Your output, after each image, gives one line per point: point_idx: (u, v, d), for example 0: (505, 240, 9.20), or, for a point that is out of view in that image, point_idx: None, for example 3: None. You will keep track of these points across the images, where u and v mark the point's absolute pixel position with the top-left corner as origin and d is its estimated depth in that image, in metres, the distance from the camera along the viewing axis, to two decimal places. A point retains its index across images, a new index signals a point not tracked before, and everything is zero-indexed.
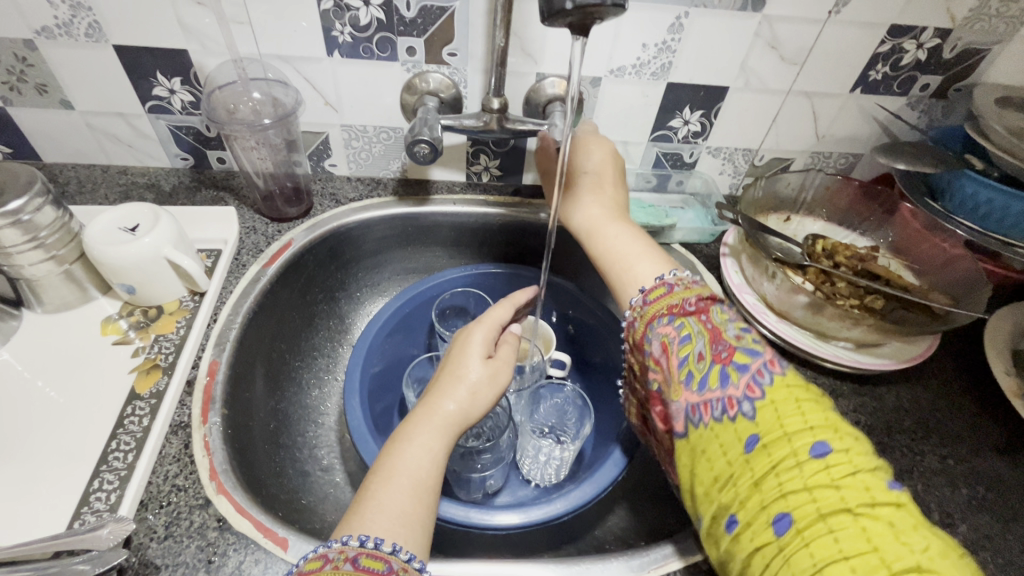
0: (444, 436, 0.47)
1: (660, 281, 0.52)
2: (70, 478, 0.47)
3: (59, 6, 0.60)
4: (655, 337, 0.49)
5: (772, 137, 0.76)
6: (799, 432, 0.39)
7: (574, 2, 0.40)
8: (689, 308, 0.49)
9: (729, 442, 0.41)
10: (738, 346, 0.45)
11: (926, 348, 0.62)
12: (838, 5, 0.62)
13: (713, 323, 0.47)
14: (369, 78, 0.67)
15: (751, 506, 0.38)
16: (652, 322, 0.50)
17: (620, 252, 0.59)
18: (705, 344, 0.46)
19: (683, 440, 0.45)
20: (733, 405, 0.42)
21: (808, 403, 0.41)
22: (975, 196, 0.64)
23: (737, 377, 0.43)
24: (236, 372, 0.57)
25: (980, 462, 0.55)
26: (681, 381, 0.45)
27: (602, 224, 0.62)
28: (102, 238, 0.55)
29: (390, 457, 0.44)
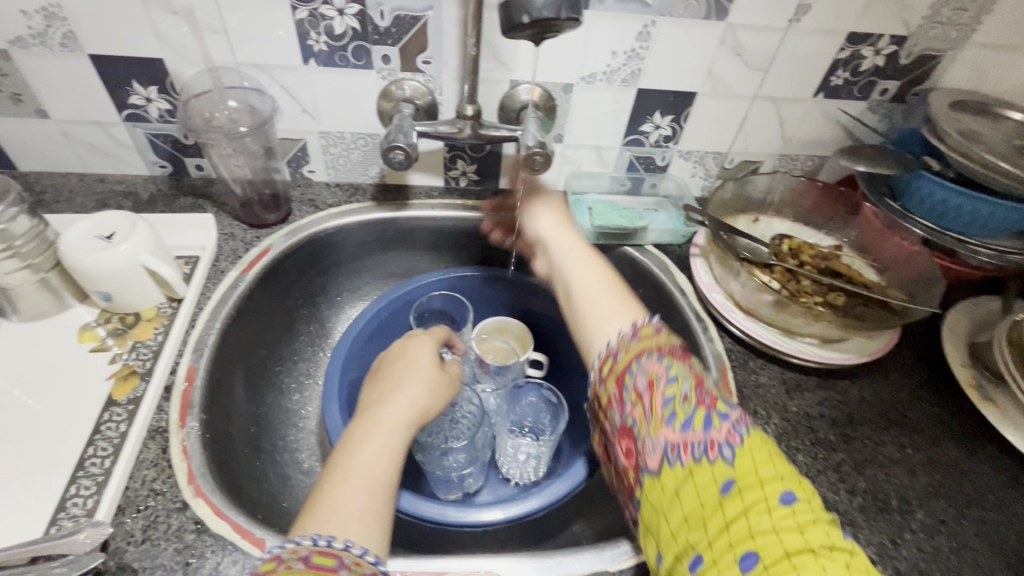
0: (401, 434, 0.49)
1: (651, 320, 0.51)
2: (46, 485, 0.48)
3: (33, 16, 0.60)
4: (640, 373, 0.46)
5: (741, 140, 0.78)
6: (770, 479, 0.39)
7: (529, 18, 0.43)
8: (677, 353, 0.48)
9: (705, 484, 0.40)
10: (719, 397, 0.45)
11: (887, 343, 0.64)
12: (797, 14, 0.65)
13: (697, 371, 0.47)
14: (345, 85, 0.68)
15: (720, 546, 0.38)
16: (639, 356, 0.48)
17: (595, 292, 0.58)
18: (690, 388, 0.44)
19: (655, 477, 0.43)
20: (714, 448, 0.41)
21: (777, 455, 0.42)
22: (932, 196, 0.66)
23: (719, 421, 0.42)
24: (214, 377, 0.58)
25: (937, 451, 0.58)
26: (663, 419, 0.44)
27: (580, 267, 0.62)
28: (79, 246, 0.56)
29: (347, 456, 0.45)
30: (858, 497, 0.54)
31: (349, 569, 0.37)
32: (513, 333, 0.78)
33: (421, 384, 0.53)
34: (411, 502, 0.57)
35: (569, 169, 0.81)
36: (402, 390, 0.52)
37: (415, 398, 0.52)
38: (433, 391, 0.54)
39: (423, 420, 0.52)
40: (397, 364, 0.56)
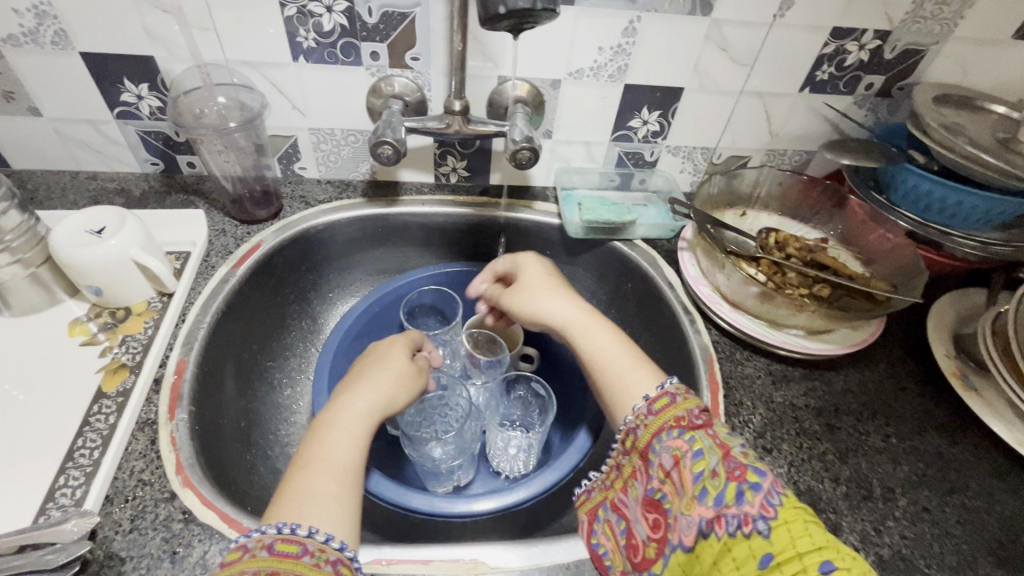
0: (365, 420, 0.49)
1: (662, 389, 0.51)
2: (35, 476, 0.48)
3: (25, 15, 0.61)
4: (664, 451, 0.48)
5: (729, 135, 0.79)
6: (808, 550, 0.39)
7: (506, 7, 0.43)
8: (697, 422, 0.48)
9: (743, 559, 0.40)
10: (748, 464, 0.45)
11: (872, 334, 0.64)
12: (782, 9, 0.66)
13: (722, 439, 0.47)
14: (334, 82, 0.69)
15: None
16: (659, 433, 0.49)
17: (616, 359, 0.56)
18: (718, 462, 0.45)
19: (690, 553, 0.44)
20: (748, 522, 0.41)
21: (815, 522, 0.41)
22: (917, 189, 0.67)
23: (751, 494, 0.42)
24: (204, 371, 0.58)
25: (922, 441, 0.58)
26: (694, 495, 0.44)
27: (596, 329, 0.59)
28: (69, 241, 0.56)
29: (312, 446, 0.46)
30: (842, 485, 0.54)
31: (313, 554, 0.38)
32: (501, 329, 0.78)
33: (386, 376, 0.54)
34: (397, 493, 0.58)
35: (559, 165, 0.81)
36: (367, 381, 0.53)
37: (381, 387, 0.53)
38: (400, 383, 0.54)
39: (388, 411, 0.52)
40: (366, 359, 0.57)
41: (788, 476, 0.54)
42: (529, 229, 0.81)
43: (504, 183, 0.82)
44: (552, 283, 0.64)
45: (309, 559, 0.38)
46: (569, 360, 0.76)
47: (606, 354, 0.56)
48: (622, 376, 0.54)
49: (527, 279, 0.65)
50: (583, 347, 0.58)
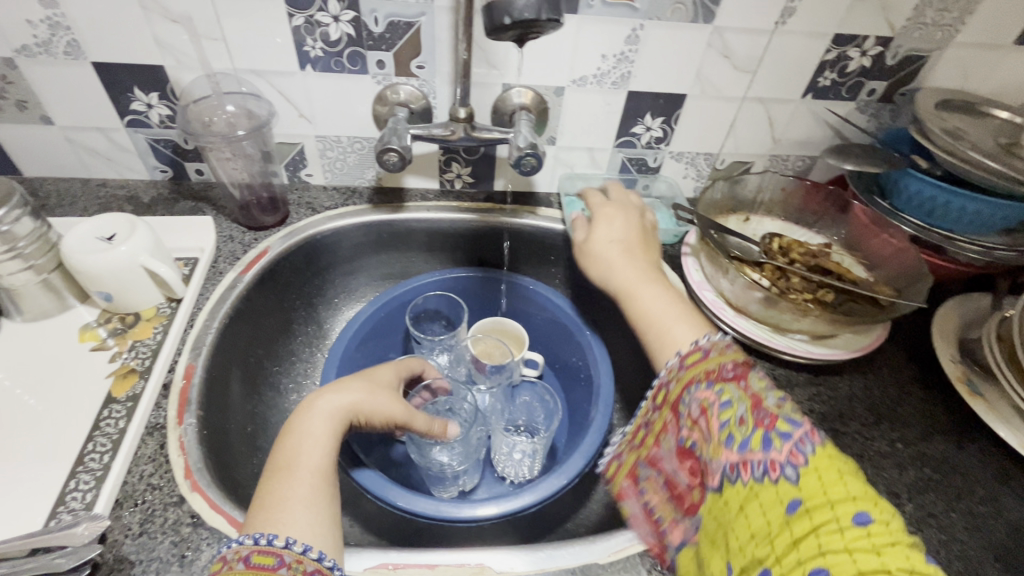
0: (328, 420, 0.49)
1: (695, 345, 0.51)
2: (45, 480, 0.49)
3: (38, 26, 0.62)
4: (692, 401, 0.47)
5: (731, 141, 0.80)
6: (841, 500, 0.38)
7: (512, 19, 0.44)
8: (728, 375, 0.47)
9: (769, 503, 0.39)
10: (781, 414, 0.43)
11: (876, 339, 0.64)
12: (784, 17, 0.66)
13: (754, 390, 0.45)
14: (341, 91, 0.70)
15: (788, 562, 0.36)
16: (689, 385, 0.48)
17: (662, 317, 0.57)
18: (747, 411, 0.43)
19: (717, 495, 0.43)
20: (776, 468, 0.40)
21: (852, 476, 0.39)
22: (920, 194, 0.67)
23: (779, 441, 0.41)
24: (212, 375, 0.59)
25: (928, 446, 0.58)
26: (721, 441, 0.44)
27: (649, 289, 0.61)
28: (80, 248, 0.57)
29: (281, 451, 0.47)
30: None
31: (289, 566, 0.39)
32: (508, 334, 0.79)
33: (360, 382, 0.54)
34: (406, 499, 0.58)
35: (562, 171, 0.82)
36: (340, 384, 0.53)
37: (349, 393, 0.52)
38: (372, 397, 0.53)
39: (355, 415, 0.52)
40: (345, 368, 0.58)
41: None
42: (533, 234, 0.81)
43: (508, 190, 0.83)
44: (625, 246, 0.66)
45: (286, 571, 0.38)
46: (574, 367, 0.77)
47: (652, 314, 0.58)
48: (666, 334, 0.55)
49: (600, 241, 0.67)
50: (635, 307, 0.60)
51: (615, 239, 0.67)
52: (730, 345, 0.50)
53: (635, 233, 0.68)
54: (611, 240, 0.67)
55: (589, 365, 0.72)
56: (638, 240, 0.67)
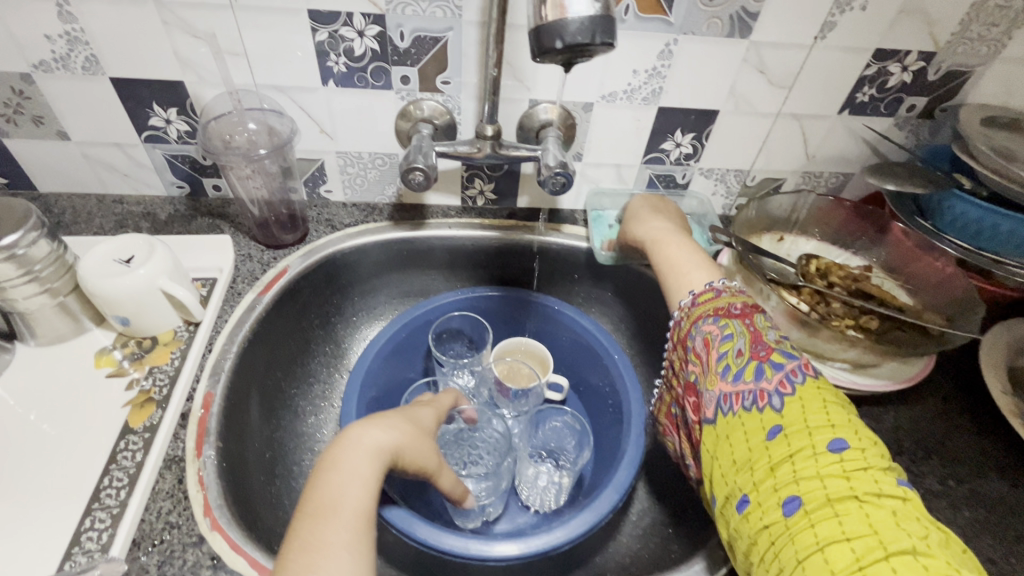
0: (374, 459, 0.46)
1: (710, 287, 0.56)
2: (61, 517, 0.47)
3: (56, 41, 0.60)
4: (698, 334, 0.53)
5: (763, 157, 0.77)
6: (820, 428, 0.43)
7: (564, 43, 0.43)
8: (734, 312, 0.52)
9: (753, 430, 0.45)
10: (776, 348, 0.49)
11: (923, 368, 0.62)
12: (823, 31, 0.64)
13: (756, 326, 0.50)
14: (364, 106, 0.68)
15: (766, 489, 0.42)
16: (697, 321, 0.54)
17: (681, 261, 0.61)
18: (744, 343, 0.49)
19: (711, 425, 0.49)
20: (763, 397, 0.46)
21: (834, 406, 0.45)
22: (966, 216, 0.64)
23: (770, 372, 0.47)
24: (231, 402, 0.57)
25: (980, 484, 0.55)
26: (717, 372, 0.50)
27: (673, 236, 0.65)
28: (98, 271, 0.55)
29: (322, 491, 0.43)
30: None
31: None
32: (533, 357, 0.76)
33: (403, 421, 0.52)
34: (432, 534, 0.55)
35: (588, 188, 0.79)
36: (382, 417, 0.51)
37: (397, 434, 0.49)
38: (415, 444, 0.50)
39: (398, 453, 0.49)
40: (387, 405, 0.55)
41: None
42: (557, 252, 0.79)
43: (532, 206, 0.81)
44: (655, 209, 0.70)
45: None
46: (600, 390, 0.74)
47: (672, 259, 0.62)
48: (685, 276, 0.59)
49: (634, 206, 0.71)
50: (656, 254, 0.64)
51: (645, 205, 0.71)
52: (743, 291, 0.56)
53: (667, 202, 0.72)
54: (641, 206, 0.71)
55: (618, 390, 0.70)
56: (670, 208, 0.71)
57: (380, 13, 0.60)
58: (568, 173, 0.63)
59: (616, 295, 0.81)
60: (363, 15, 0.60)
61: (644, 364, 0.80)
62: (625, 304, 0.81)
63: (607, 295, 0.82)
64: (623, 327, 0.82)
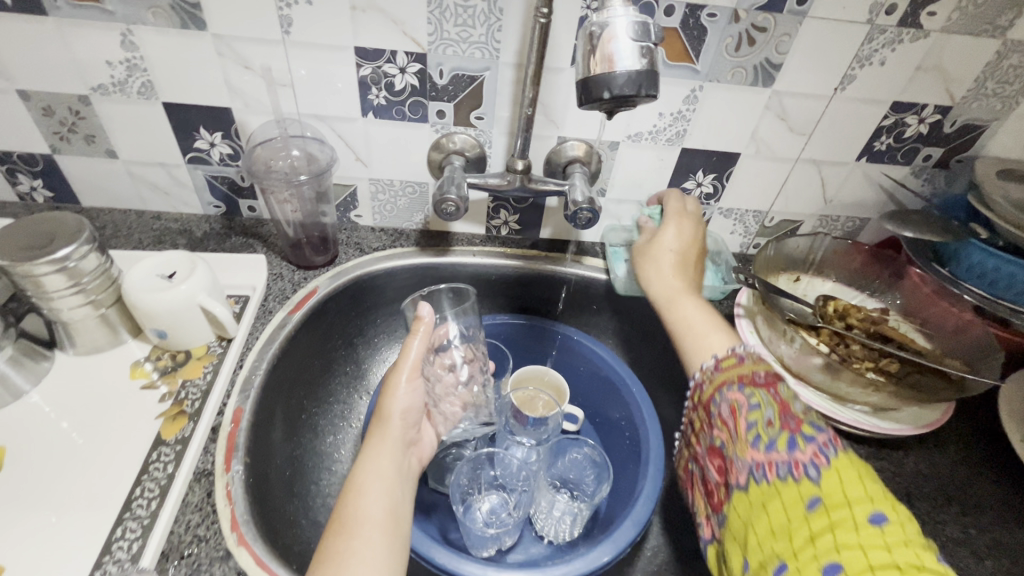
0: (369, 469, 0.52)
1: (731, 352, 0.53)
2: (92, 526, 0.47)
3: (117, 67, 0.64)
4: (724, 401, 0.49)
5: (782, 200, 0.79)
6: (859, 499, 0.39)
7: (610, 93, 0.46)
8: (760, 380, 0.49)
9: (790, 500, 0.41)
10: (805, 419, 0.45)
11: (944, 413, 0.62)
12: (843, 83, 0.67)
13: (782, 396, 0.47)
14: (400, 138, 0.71)
15: (805, 561, 0.38)
16: (721, 386, 0.50)
17: (695, 322, 0.59)
18: (772, 413, 0.46)
19: (741, 493, 0.45)
20: (799, 467, 0.42)
21: (869, 477, 0.41)
22: (983, 264, 0.66)
23: (804, 443, 0.43)
24: (259, 420, 0.58)
25: (1003, 533, 0.55)
26: (748, 441, 0.46)
27: (685, 292, 0.63)
28: (142, 286, 0.57)
29: (342, 505, 0.49)
30: None
31: None
32: (549, 385, 0.77)
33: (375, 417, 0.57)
34: (451, 560, 0.56)
35: (608, 222, 0.82)
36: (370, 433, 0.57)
37: (380, 441, 0.55)
38: (383, 413, 0.57)
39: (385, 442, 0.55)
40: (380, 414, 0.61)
41: None
42: (577, 283, 0.81)
43: (554, 238, 0.83)
44: (680, 257, 0.67)
45: None
46: (618, 424, 0.75)
47: (688, 320, 0.60)
48: (704, 340, 0.56)
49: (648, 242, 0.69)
50: (668, 311, 0.62)
51: (673, 247, 0.67)
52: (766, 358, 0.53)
53: (693, 247, 0.68)
54: (668, 248, 0.67)
55: (636, 425, 0.71)
56: (693, 253, 0.68)
57: (423, 52, 0.64)
58: (597, 206, 0.65)
59: (633, 328, 0.82)
60: (406, 53, 0.64)
61: (660, 399, 0.80)
62: (642, 338, 0.82)
63: (624, 327, 0.83)
64: (640, 361, 0.83)
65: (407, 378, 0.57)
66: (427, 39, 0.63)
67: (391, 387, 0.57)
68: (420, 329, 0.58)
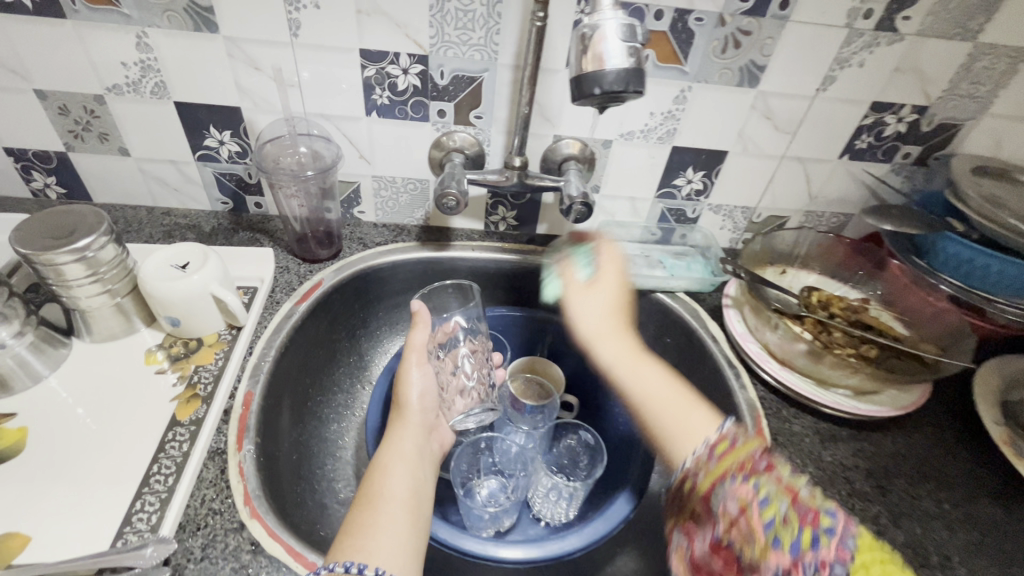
0: (394, 454, 0.57)
1: (722, 432, 0.47)
2: (112, 500, 0.50)
3: (132, 67, 0.67)
4: (727, 496, 0.42)
5: (769, 197, 0.82)
6: None
7: (600, 90, 0.49)
8: (760, 466, 0.43)
9: None
10: (816, 505, 0.40)
11: (920, 396, 0.65)
12: (825, 84, 0.70)
13: (786, 479, 0.42)
14: (402, 136, 0.74)
15: None
16: (721, 477, 0.44)
17: (672, 402, 0.58)
18: (788, 507, 0.40)
19: None
20: (828, 567, 0.37)
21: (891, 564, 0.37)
22: (959, 256, 0.69)
23: (826, 539, 0.38)
24: (268, 404, 0.61)
25: (976, 508, 0.58)
26: (767, 543, 0.39)
27: (634, 359, 0.63)
28: (157, 275, 0.60)
29: (368, 483, 0.53)
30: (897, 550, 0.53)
31: None
32: (545, 373, 0.80)
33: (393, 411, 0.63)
34: (450, 535, 0.59)
35: (602, 218, 0.85)
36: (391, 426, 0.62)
37: (403, 430, 0.60)
38: (401, 402, 0.63)
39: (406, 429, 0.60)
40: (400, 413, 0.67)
41: None
42: None
43: (550, 234, 0.86)
44: (612, 311, 0.69)
45: None
46: (611, 411, 0.78)
47: (654, 395, 0.59)
48: (682, 424, 0.55)
49: (585, 311, 0.70)
50: (629, 382, 0.62)
51: (602, 300, 0.70)
52: None
53: (623, 292, 0.71)
54: (594, 302, 0.70)
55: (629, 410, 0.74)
56: (625, 300, 0.71)
57: (424, 53, 0.67)
58: (591, 199, 0.68)
59: None
60: (409, 55, 0.67)
61: None
62: None
63: None
64: None
65: (417, 363, 0.64)
66: (429, 41, 0.66)
67: (404, 376, 0.64)
68: (421, 322, 0.64)
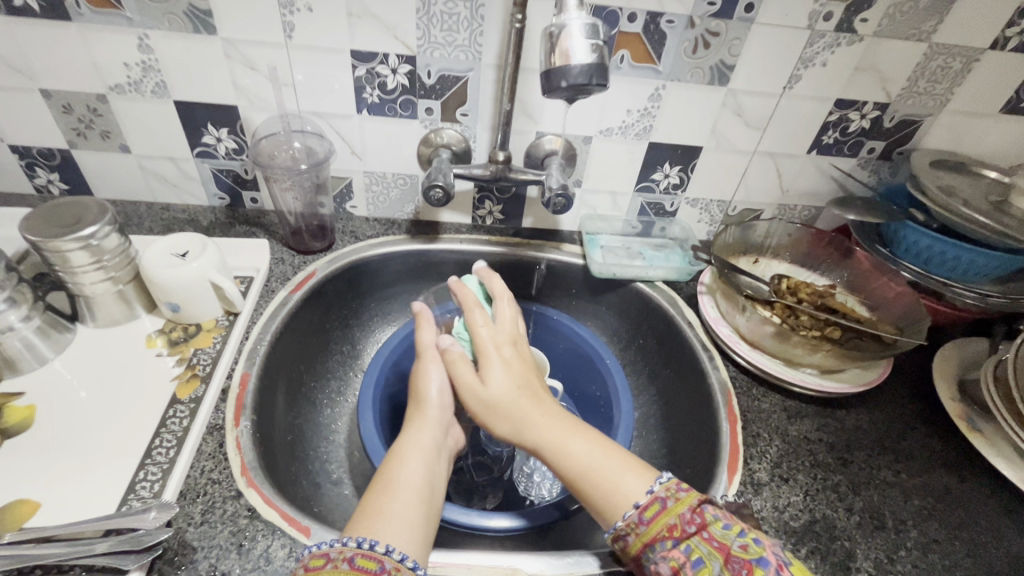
0: (416, 446, 0.56)
1: (651, 494, 0.48)
2: (116, 471, 0.53)
3: (134, 67, 0.71)
4: (660, 561, 0.45)
5: (743, 190, 0.87)
6: None
7: (567, 83, 0.53)
8: (689, 528, 0.46)
9: None
10: (748, 557, 0.42)
11: (881, 373, 0.69)
12: (791, 82, 0.74)
13: (716, 539, 0.44)
14: (392, 133, 0.78)
15: None
16: (652, 543, 0.46)
17: (601, 469, 0.52)
18: (720, 568, 0.42)
19: None
20: None
21: None
22: (917, 243, 0.74)
23: None
24: (264, 386, 0.64)
25: (931, 477, 0.61)
26: None
27: (559, 423, 0.55)
28: (158, 262, 0.63)
29: (386, 472, 0.53)
30: (855, 514, 0.57)
31: (390, 572, 0.43)
32: None
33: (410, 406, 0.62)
34: None
35: (585, 212, 0.89)
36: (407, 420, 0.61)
37: (422, 424, 0.59)
38: (420, 396, 0.61)
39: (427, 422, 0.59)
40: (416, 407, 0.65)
41: (803, 504, 0.57)
42: (557, 268, 0.87)
43: (535, 227, 0.90)
44: (519, 382, 0.58)
45: None
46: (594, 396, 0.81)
47: (586, 463, 0.52)
48: (616, 492, 0.50)
49: (488, 398, 0.57)
50: (557, 460, 0.53)
51: (501, 378, 0.58)
52: (680, 484, 0.50)
53: (516, 353, 0.62)
54: (488, 385, 0.58)
55: (610, 394, 0.78)
56: (521, 360, 0.61)
57: (412, 54, 0.70)
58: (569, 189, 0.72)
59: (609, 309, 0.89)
60: (397, 55, 0.71)
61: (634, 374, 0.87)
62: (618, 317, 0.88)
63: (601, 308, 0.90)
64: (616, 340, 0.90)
65: (432, 362, 0.62)
66: (416, 42, 0.70)
67: (420, 373, 0.62)
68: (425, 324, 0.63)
